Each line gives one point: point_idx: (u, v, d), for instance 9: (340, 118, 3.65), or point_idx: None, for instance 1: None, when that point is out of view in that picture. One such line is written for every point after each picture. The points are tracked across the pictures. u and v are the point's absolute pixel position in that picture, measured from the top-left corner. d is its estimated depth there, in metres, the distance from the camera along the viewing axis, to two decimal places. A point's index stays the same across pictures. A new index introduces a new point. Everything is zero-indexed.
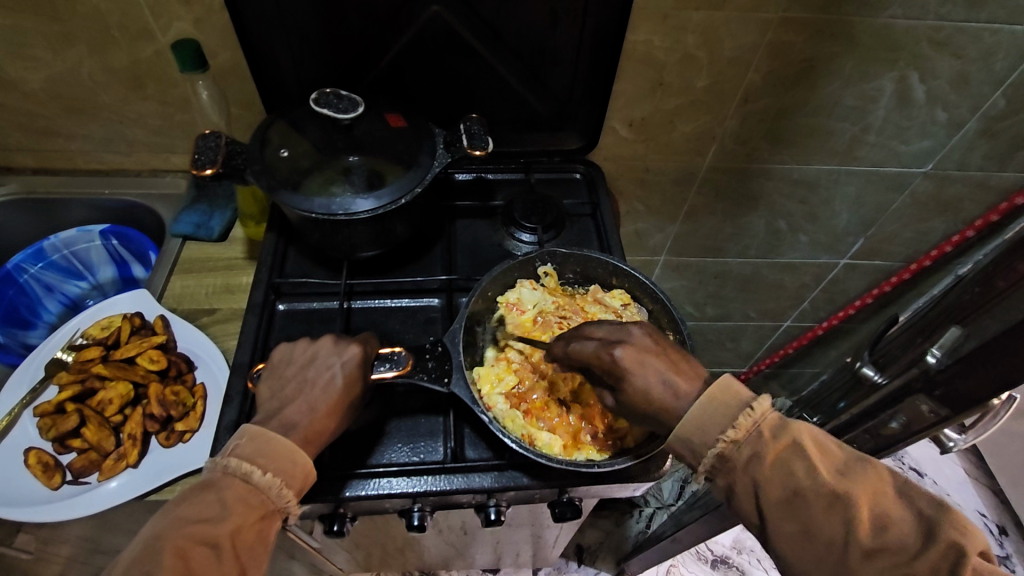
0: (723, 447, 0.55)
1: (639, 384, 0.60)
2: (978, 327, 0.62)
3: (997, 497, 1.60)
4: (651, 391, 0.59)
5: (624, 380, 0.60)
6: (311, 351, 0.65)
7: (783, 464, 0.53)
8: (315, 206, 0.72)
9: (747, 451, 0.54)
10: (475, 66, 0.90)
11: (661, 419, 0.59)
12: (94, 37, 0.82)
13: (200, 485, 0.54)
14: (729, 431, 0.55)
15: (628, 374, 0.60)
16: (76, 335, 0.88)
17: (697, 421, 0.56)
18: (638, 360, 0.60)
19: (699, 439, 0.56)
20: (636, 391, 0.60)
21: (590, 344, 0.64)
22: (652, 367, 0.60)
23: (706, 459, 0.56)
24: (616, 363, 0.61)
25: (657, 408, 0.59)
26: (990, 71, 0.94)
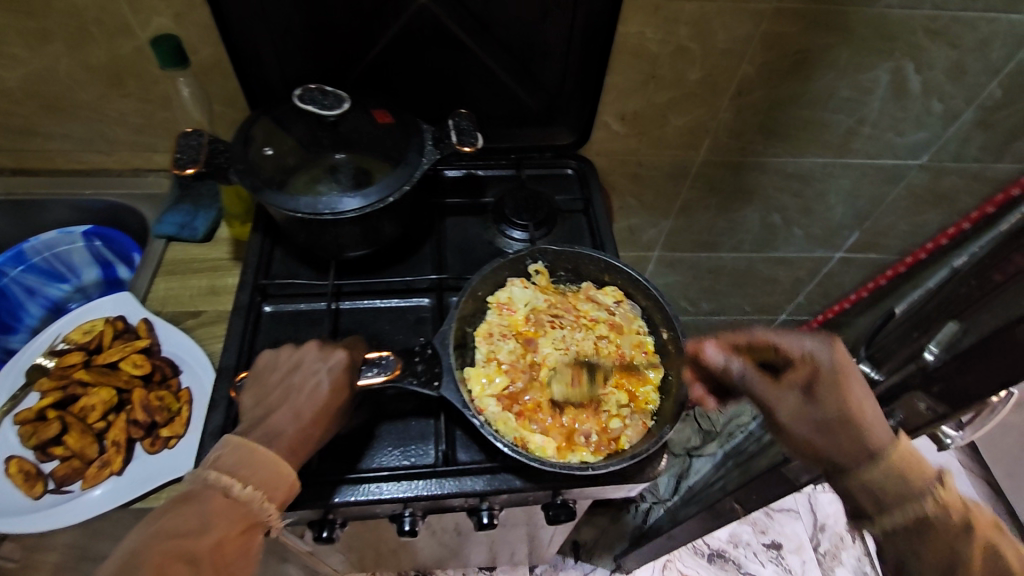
0: (932, 508, 0.52)
1: (847, 393, 0.57)
2: (975, 321, 0.61)
3: (991, 487, 1.60)
4: (857, 402, 0.57)
5: (831, 383, 0.57)
6: (297, 356, 0.64)
7: (991, 544, 0.51)
8: (300, 205, 0.70)
9: (957, 524, 0.51)
10: (464, 60, 0.88)
11: (861, 437, 0.56)
12: (71, 34, 0.80)
13: (181, 497, 0.53)
14: (938, 492, 0.52)
15: (843, 378, 0.58)
16: (58, 339, 0.86)
17: (896, 470, 0.54)
18: (849, 364, 0.58)
19: (894, 491, 0.54)
20: (843, 398, 0.57)
21: (799, 337, 0.60)
22: (857, 379, 0.58)
23: (899, 518, 0.53)
24: (822, 364, 0.59)
25: (861, 422, 0.56)
26: (986, 60, 0.92)
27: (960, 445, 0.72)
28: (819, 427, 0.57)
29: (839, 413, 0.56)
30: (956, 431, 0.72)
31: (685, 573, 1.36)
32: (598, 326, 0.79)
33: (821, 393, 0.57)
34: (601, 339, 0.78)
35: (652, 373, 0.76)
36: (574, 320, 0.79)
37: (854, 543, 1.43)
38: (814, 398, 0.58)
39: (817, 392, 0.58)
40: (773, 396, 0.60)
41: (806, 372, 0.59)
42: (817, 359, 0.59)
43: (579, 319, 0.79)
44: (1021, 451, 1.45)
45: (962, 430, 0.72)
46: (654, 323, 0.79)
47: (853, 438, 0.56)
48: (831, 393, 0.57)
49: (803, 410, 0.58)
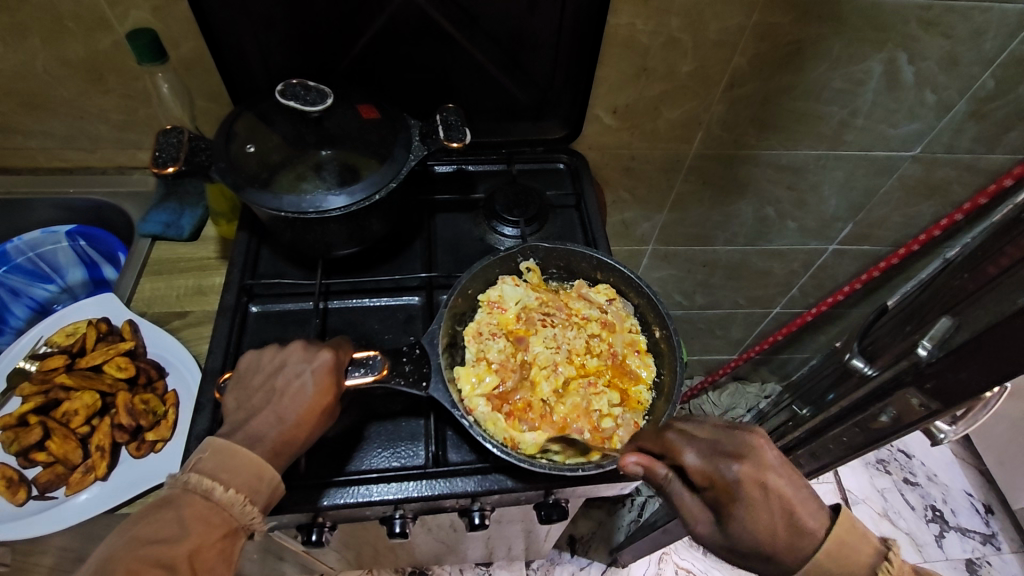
0: None
1: (762, 513, 0.54)
2: (969, 316, 0.60)
3: (984, 477, 1.61)
4: (773, 520, 0.54)
5: (743, 509, 0.54)
6: (281, 358, 0.63)
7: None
8: (284, 204, 0.69)
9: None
10: (452, 53, 0.86)
11: (785, 558, 0.54)
12: (46, 28, 0.77)
13: (160, 502, 0.53)
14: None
15: (755, 499, 0.54)
16: (40, 342, 0.85)
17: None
18: (757, 481, 0.54)
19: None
20: (758, 521, 0.54)
21: (703, 454, 0.56)
22: (777, 504, 0.54)
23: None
24: (743, 490, 0.54)
25: (784, 541, 0.54)
26: (979, 51, 0.91)
27: (953, 439, 0.72)
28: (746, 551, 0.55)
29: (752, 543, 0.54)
30: (950, 425, 0.72)
31: (681, 565, 1.37)
32: (590, 324, 0.78)
33: (735, 517, 0.54)
34: (592, 337, 0.77)
35: (645, 372, 0.75)
36: (566, 318, 0.78)
37: None
38: (729, 522, 0.55)
39: (730, 515, 0.55)
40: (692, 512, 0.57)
41: (717, 491, 0.56)
42: (725, 481, 0.55)
43: (571, 318, 0.78)
44: (1012, 440, 1.46)
45: (955, 424, 0.72)
46: (646, 322, 0.78)
47: (780, 558, 0.55)
48: (745, 517, 0.54)
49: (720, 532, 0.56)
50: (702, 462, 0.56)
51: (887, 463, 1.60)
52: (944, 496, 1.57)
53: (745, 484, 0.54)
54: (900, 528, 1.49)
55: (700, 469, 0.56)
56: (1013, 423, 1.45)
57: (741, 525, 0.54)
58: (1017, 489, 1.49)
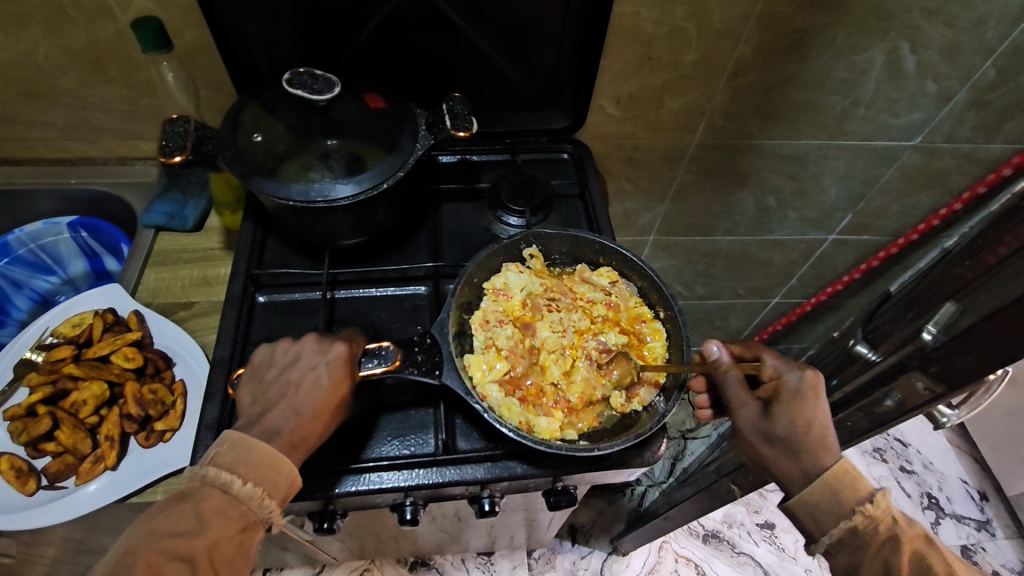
0: (858, 521, 0.61)
1: (804, 413, 0.64)
2: (973, 302, 0.61)
3: (979, 464, 1.63)
4: (808, 426, 0.64)
5: (789, 407, 0.65)
6: (294, 352, 0.63)
7: (917, 552, 0.60)
8: (292, 193, 0.69)
9: (883, 534, 0.61)
10: (457, 42, 0.86)
11: (801, 458, 0.64)
12: (48, 16, 0.77)
13: (179, 495, 0.53)
14: (868, 508, 0.61)
15: (804, 405, 0.64)
16: (46, 333, 0.85)
17: (830, 486, 0.62)
18: (812, 394, 0.65)
19: (830, 508, 0.62)
20: (796, 421, 0.64)
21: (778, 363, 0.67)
22: (814, 411, 0.65)
23: (836, 531, 0.62)
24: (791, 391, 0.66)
25: (809, 444, 0.64)
26: (980, 40, 0.92)
27: (955, 423, 0.73)
28: (772, 442, 0.65)
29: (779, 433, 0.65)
30: (952, 410, 0.73)
31: (681, 553, 1.38)
32: (595, 307, 0.79)
33: (779, 410, 0.65)
34: (597, 320, 0.78)
35: (656, 339, 0.77)
36: (571, 302, 0.79)
37: None
38: (771, 414, 0.65)
39: (775, 409, 0.65)
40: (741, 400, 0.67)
41: (773, 391, 0.67)
42: (784, 386, 0.66)
43: (576, 301, 0.79)
44: (1008, 428, 1.48)
45: (957, 409, 0.73)
46: (650, 302, 0.79)
47: (798, 454, 0.64)
48: (787, 413, 0.65)
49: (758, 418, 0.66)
50: (774, 366, 0.68)
51: (884, 451, 1.61)
52: (940, 483, 1.59)
53: (801, 390, 0.65)
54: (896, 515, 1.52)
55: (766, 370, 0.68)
56: (1009, 410, 1.46)
57: (777, 415, 0.65)
58: (1012, 475, 1.51)
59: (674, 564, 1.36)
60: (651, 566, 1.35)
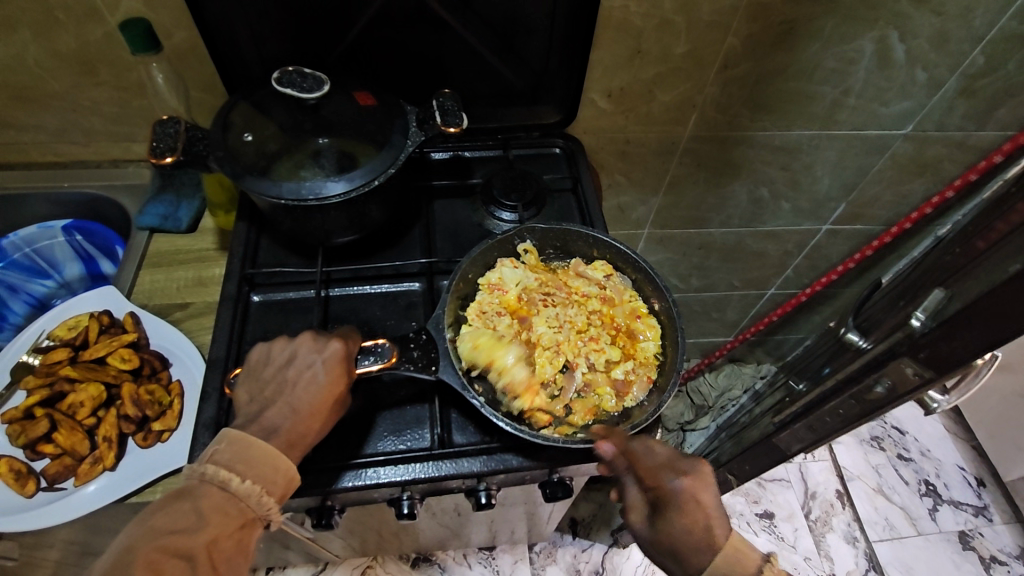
0: None
1: (685, 517, 0.61)
2: (961, 288, 0.62)
3: (976, 451, 1.64)
4: (696, 525, 0.61)
5: (676, 511, 0.62)
6: (291, 350, 0.63)
7: None
8: (283, 192, 0.69)
9: None
10: (447, 39, 0.86)
11: (693, 558, 0.61)
12: (37, 20, 0.76)
13: (177, 492, 0.54)
14: None
15: (685, 508, 0.62)
16: (43, 336, 0.85)
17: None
18: (698, 490, 0.62)
19: None
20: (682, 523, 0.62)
21: (655, 462, 0.64)
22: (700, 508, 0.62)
23: None
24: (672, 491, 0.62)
25: (700, 544, 0.61)
26: (969, 27, 0.92)
27: (946, 408, 0.74)
28: (660, 543, 0.63)
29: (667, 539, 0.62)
30: (943, 395, 0.74)
31: None
32: (591, 301, 0.79)
33: (667, 515, 0.62)
34: (593, 314, 0.79)
35: (650, 335, 0.77)
36: (566, 297, 0.79)
37: (843, 510, 1.49)
38: (660, 515, 0.63)
39: (663, 515, 0.63)
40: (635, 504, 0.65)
41: (660, 493, 0.63)
42: (670, 488, 0.62)
43: (571, 296, 0.80)
44: (1003, 414, 1.49)
45: (948, 394, 0.74)
46: (644, 295, 0.80)
47: (679, 554, 0.61)
48: (672, 515, 0.62)
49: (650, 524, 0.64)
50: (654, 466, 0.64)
51: (881, 439, 1.62)
52: (937, 471, 1.60)
53: (682, 492, 0.62)
54: (896, 503, 1.53)
55: (645, 469, 0.63)
56: (1003, 397, 1.47)
57: (664, 521, 0.62)
58: (1007, 460, 1.52)
59: None
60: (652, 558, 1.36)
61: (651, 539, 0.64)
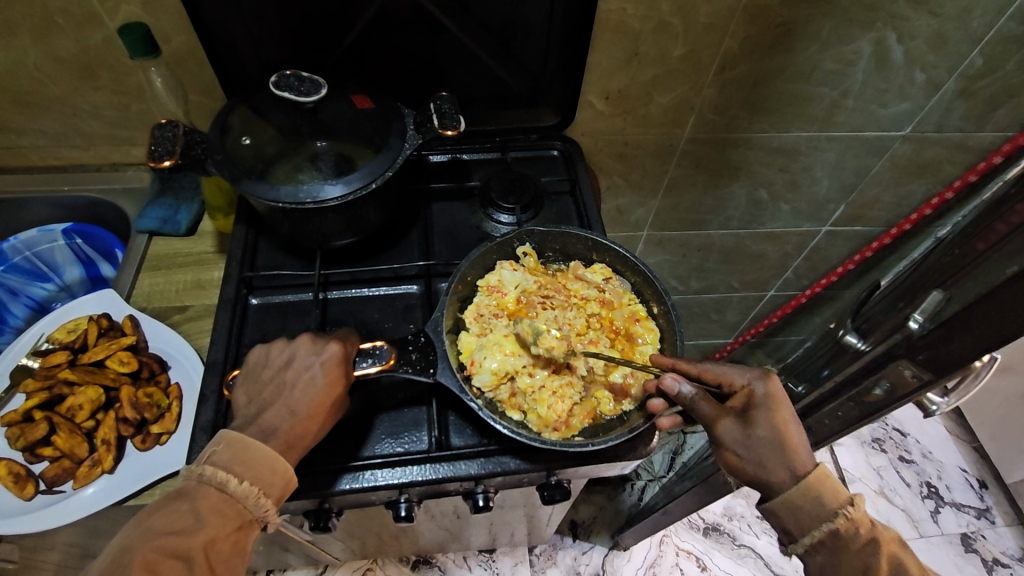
0: (841, 524, 0.60)
1: (780, 420, 0.62)
2: (959, 290, 0.61)
3: (977, 452, 1.63)
4: (789, 429, 0.62)
5: (765, 412, 0.63)
6: (289, 352, 0.63)
7: (894, 555, 0.60)
8: (282, 195, 0.69)
9: (863, 536, 0.60)
10: (445, 42, 0.86)
11: (791, 455, 0.61)
12: (36, 25, 0.77)
13: (175, 493, 0.54)
14: (849, 511, 0.60)
15: (777, 411, 0.63)
16: (42, 339, 0.85)
17: (812, 491, 0.60)
18: (783, 395, 0.64)
19: (813, 510, 0.60)
20: (779, 426, 0.62)
21: (737, 371, 0.66)
22: (789, 412, 0.63)
23: (817, 533, 0.60)
24: (759, 396, 0.64)
25: (794, 441, 0.62)
26: (967, 28, 0.92)
27: (946, 411, 0.72)
28: (755, 451, 0.62)
29: (766, 442, 0.62)
30: (941, 398, 0.72)
31: (681, 547, 1.38)
32: (589, 304, 0.79)
33: (757, 419, 0.62)
34: (592, 317, 0.78)
35: (649, 338, 0.77)
36: (565, 299, 0.79)
37: None
38: (753, 423, 0.63)
39: (755, 419, 0.63)
40: (720, 420, 0.64)
41: (743, 399, 0.64)
42: (753, 390, 0.64)
43: (570, 299, 0.79)
44: (1005, 416, 1.48)
45: (947, 397, 0.72)
46: (644, 299, 0.80)
47: (776, 458, 0.61)
48: (766, 419, 0.62)
49: (744, 435, 0.62)
50: (735, 376, 0.66)
51: (883, 441, 1.62)
52: (939, 473, 1.59)
53: (770, 398, 0.63)
54: (896, 506, 1.52)
55: (720, 379, 0.66)
56: (1005, 399, 1.46)
57: (759, 425, 0.62)
58: (1008, 462, 1.52)
59: (676, 558, 1.36)
60: (652, 560, 1.35)
61: (743, 447, 0.62)
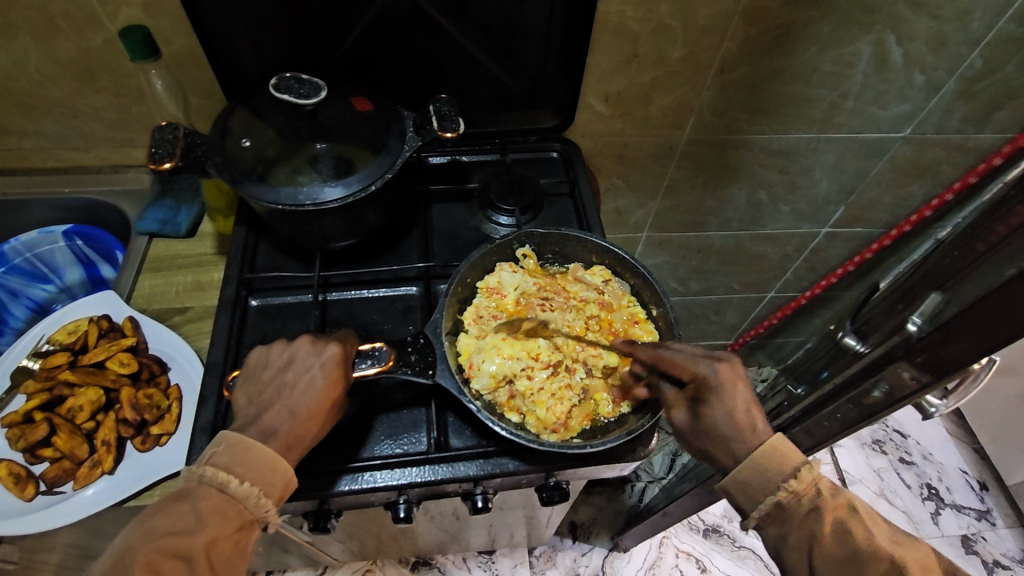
0: (783, 496, 0.58)
1: (724, 404, 0.62)
2: (958, 292, 0.61)
3: (977, 454, 1.63)
4: (734, 413, 0.62)
5: (710, 398, 0.63)
6: (288, 353, 0.63)
7: (842, 522, 0.57)
8: (281, 197, 0.69)
9: (807, 506, 0.58)
10: (444, 44, 0.86)
11: (738, 438, 0.61)
12: (38, 27, 0.77)
13: (176, 494, 0.54)
14: (790, 482, 0.58)
15: (720, 395, 0.63)
16: (43, 340, 0.86)
17: (754, 465, 0.59)
18: (730, 378, 0.63)
19: (757, 483, 0.59)
20: (722, 411, 0.62)
21: (689, 355, 0.66)
22: (737, 395, 0.63)
23: (763, 506, 0.59)
24: (706, 381, 0.64)
25: (741, 425, 0.61)
26: (966, 30, 0.92)
27: (944, 413, 0.72)
28: (701, 436, 0.64)
29: (710, 427, 0.63)
30: (940, 400, 0.72)
31: (681, 548, 1.38)
32: (589, 306, 0.79)
33: (702, 405, 0.63)
34: (592, 318, 0.79)
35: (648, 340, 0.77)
36: (565, 301, 0.79)
37: None
38: (699, 409, 0.64)
39: (700, 405, 0.63)
40: (674, 406, 0.66)
41: (692, 385, 0.65)
42: (700, 375, 0.64)
43: (570, 300, 0.79)
44: (1006, 418, 1.48)
45: (946, 399, 0.72)
46: (643, 301, 0.80)
47: (721, 441, 0.62)
48: (711, 404, 0.63)
49: (691, 421, 0.64)
50: (687, 360, 0.66)
51: (883, 443, 1.62)
52: (939, 474, 1.59)
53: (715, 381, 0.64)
54: (896, 507, 1.52)
55: (673, 365, 0.66)
56: (1005, 400, 1.46)
57: (704, 411, 0.63)
58: (1009, 464, 1.51)
59: (675, 559, 1.36)
60: (652, 562, 1.35)
61: (691, 432, 0.64)
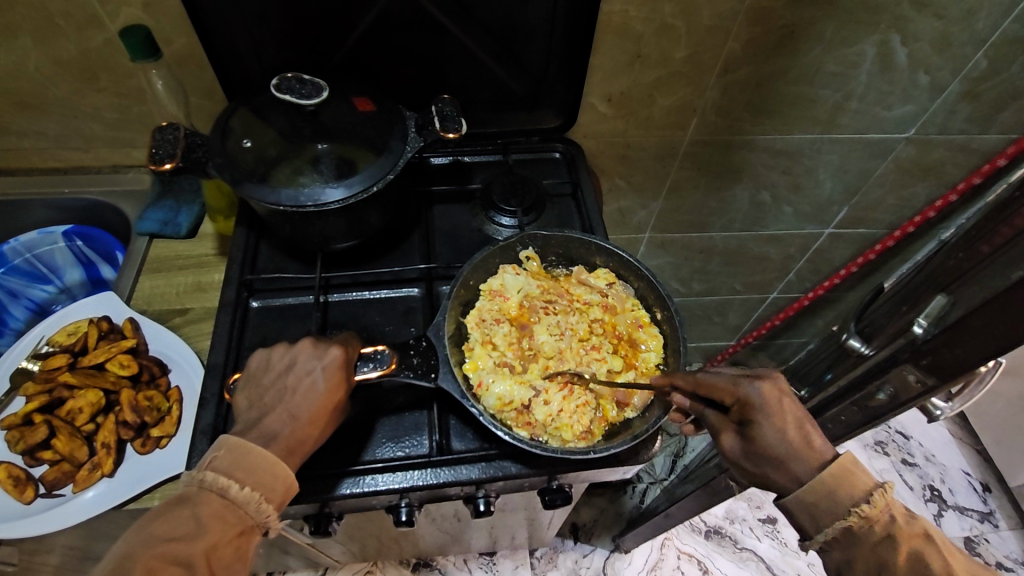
0: (854, 521, 0.56)
1: (777, 428, 0.59)
2: (964, 294, 0.61)
3: (980, 455, 1.63)
4: (789, 435, 0.59)
5: (761, 421, 0.59)
6: (290, 356, 0.63)
7: (917, 552, 0.54)
8: (282, 198, 0.69)
9: (879, 533, 0.55)
10: (446, 44, 0.86)
11: (795, 461, 0.58)
12: (38, 27, 0.77)
13: (176, 499, 0.54)
14: (863, 508, 0.55)
15: (772, 418, 0.59)
16: (42, 342, 0.85)
17: (821, 488, 0.57)
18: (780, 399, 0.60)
19: (825, 506, 0.57)
20: (777, 434, 0.59)
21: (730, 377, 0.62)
22: (790, 415, 0.59)
23: (830, 530, 0.57)
24: (754, 404, 0.60)
25: (800, 448, 0.59)
26: (972, 30, 0.91)
27: (949, 416, 0.71)
28: (756, 462, 0.60)
29: (765, 452, 0.59)
30: (945, 403, 0.72)
31: (683, 550, 1.37)
32: (592, 310, 0.79)
33: (752, 430, 0.60)
34: (595, 322, 0.78)
35: (652, 344, 0.77)
36: (568, 304, 0.79)
37: None
38: (750, 434, 0.60)
39: (751, 431, 0.60)
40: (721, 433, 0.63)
41: (738, 408, 0.61)
42: (746, 398, 0.61)
43: (573, 303, 0.79)
44: (1009, 419, 1.48)
45: (951, 401, 0.72)
46: (648, 304, 0.79)
47: (779, 466, 0.59)
48: (762, 429, 0.59)
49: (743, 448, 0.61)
50: (729, 383, 0.62)
51: (885, 444, 1.61)
52: (942, 475, 1.58)
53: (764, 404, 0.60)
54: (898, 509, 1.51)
55: (714, 388, 0.63)
56: (1009, 402, 1.46)
57: (755, 435, 0.60)
58: (1012, 465, 1.51)
59: (677, 561, 1.36)
60: (654, 564, 1.35)
61: (746, 459, 0.61)
